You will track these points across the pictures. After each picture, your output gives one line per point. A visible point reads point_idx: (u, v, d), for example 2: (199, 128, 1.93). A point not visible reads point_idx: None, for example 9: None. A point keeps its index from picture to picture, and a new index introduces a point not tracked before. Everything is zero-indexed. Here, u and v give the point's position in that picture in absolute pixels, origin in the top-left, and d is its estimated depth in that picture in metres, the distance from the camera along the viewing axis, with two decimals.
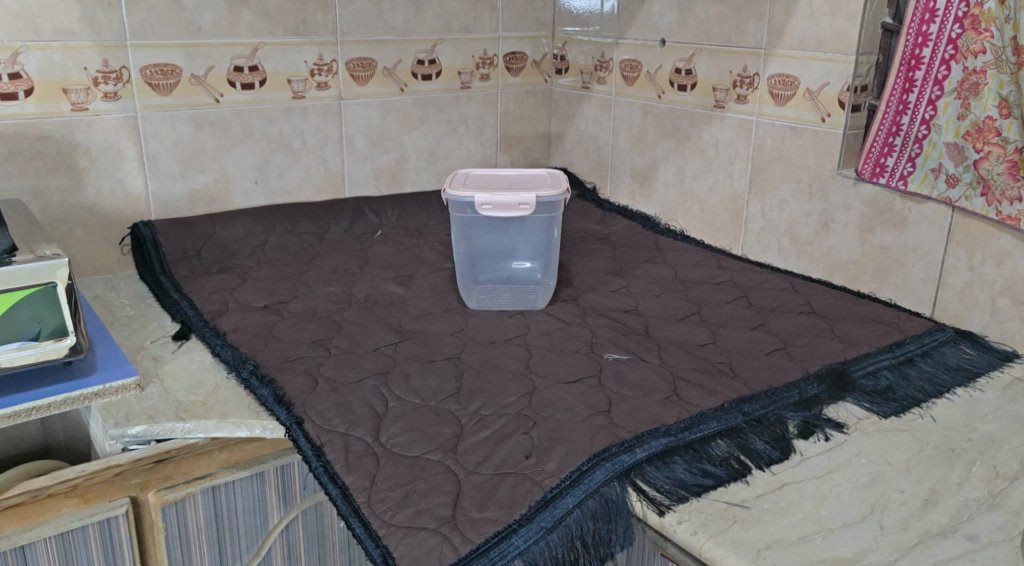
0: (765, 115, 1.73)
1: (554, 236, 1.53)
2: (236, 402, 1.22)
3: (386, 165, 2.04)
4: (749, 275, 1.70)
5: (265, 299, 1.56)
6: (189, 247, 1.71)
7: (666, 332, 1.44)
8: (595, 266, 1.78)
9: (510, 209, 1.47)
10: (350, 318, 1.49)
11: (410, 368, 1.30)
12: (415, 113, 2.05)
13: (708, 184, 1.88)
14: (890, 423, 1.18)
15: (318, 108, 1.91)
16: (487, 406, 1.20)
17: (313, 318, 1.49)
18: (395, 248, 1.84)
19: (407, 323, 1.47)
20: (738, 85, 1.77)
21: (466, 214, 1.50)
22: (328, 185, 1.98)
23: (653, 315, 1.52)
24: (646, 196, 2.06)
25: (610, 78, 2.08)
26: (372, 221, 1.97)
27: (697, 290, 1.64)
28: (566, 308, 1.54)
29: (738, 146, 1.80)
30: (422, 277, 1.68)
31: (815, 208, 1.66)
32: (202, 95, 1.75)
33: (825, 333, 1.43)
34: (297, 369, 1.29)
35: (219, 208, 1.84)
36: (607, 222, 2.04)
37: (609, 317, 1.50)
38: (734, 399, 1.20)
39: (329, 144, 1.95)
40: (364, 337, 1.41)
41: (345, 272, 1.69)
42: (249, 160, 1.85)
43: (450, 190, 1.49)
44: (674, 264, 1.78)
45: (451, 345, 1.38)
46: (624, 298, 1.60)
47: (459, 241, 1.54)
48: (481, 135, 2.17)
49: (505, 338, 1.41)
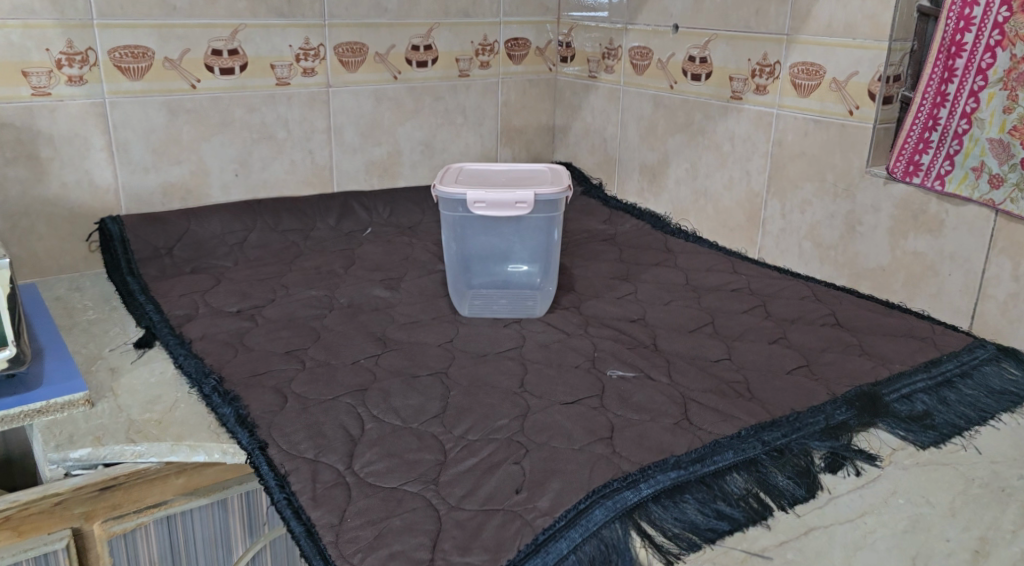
0: (787, 107, 1.59)
1: (555, 237, 1.40)
2: (195, 423, 1.09)
3: (378, 158, 1.91)
4: (767, 282, 1.56)
5: (238, 303, 1.43)
6: (160, 245, 1.58)
7: (676, 346, 1.30)
8: (598, 270, 1.65)
9: (506, 208, 1.33)
10: (330, 326, 1.36)
11: (391, 385, 1.17)
12: (409, 102, 1.91)
13: (722, 182, 1.75)
14: (930, 455, 1.05)
15: (304, 95, 1.78)
16: (474, 430, 1.07)
17: (288, 326, 1.36)
18: (385, 248, 1.71)
19: (391, 332, 1.34)
20: (757, 74, 1.63)
21: (458, 212, 1.36)
22: (315, 179, 1.85)
23: (662, 326, 1.39)
24: (655, 193, 1.92)
25: (619, 67, 1.94)
26: (362, 219, 1.84)
27: (709, 298, 1.50)
28: (566, 317, 1.41)
29: (756, 140, 1.66)
30: (411, 281, 1.55)
31: (841, 209, 1.52)
32: (177, 80, 1.63)
33: (852, 350, 1.29)
34: (265, 384, 1.16)
35: (196, 202, 1.72)
36: (613, 223, 1.91)
37: (613, 328, 1.37)
38: (753, 425, 1.06)
39: (315, 135, 1.82)
40: (343, 348, 1.28)
41: (329, 274, 1.57)
42: (229, 151, 1.72)
43: (440, 186, 1.35)
44: (685, 268, 1.65)
45: (437, 358, 1.25)
46: (629, 306, 1.46)
47: (450, 243, 1.40)
48: (480, 126, 2.04)
49: (498, 350, 1.28)
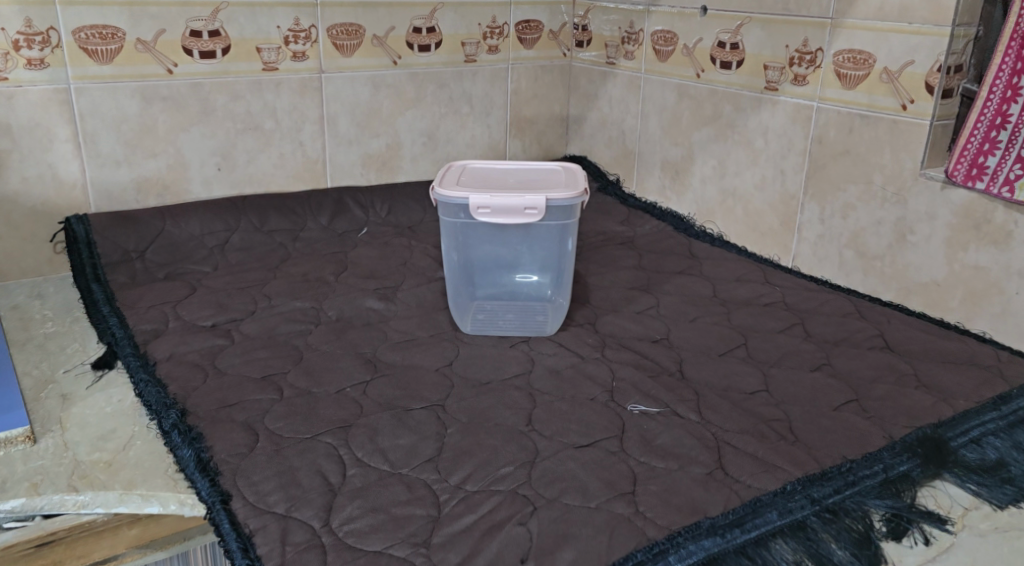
0: (829, 100, 1.42)
1: (569, 247, 1.23)
2: (150, 466, 0.94)
3: (376, 151, 1.75)
4: (803, 297, 1.40)
5: (213, 316, 1.28)
6: (131, 249, 1.43)
7: (705, 374, 1.15)
8: (615, 280, 1.49)
9: (513, 215, 1.17)
10: (314, 345, 1.21)
11: (379, 420, 1.02)
12: (410, 90, 1.75)
13: (754, 181, 1.58)
14: (1010, 518, 0.89)
15: (294, 82, 1.62)
16: (474, 480, 0.92)
17: (268, 344, 1.21)
18: (382, 251, 1.56)
19: (382, 353, 1.19)
20: (796, 63, 1.46)
21: (459, 219, 1.20)
22: (306, 174, 1.69)
23: (688, 349, 1.23)
24: (679, 192, 1.76)
25: (639, 52, 1.77)
26: (358, 217, 1.69)
27: (740, 315, 1.34)
28: (580, 336, 1.25)
29: (793, 136, 1.49)
30: (408, 290, 1.40)
31: (890, 215, 1.36)
32: (151, 64, 1.47)
33: (907, 380, 1.13)
34: (235, 419, 1.01)
35: (174, 199, 1.56)
36: (631, 224, 1.75)
37: (632, 351, 1.21)
38: (799, 478, 0.91)
39: (307, 126, 1.66)
40: (328, 372, 1.13)
41: (318, 282, 1.41)
42: (210, 143, 1.56)
43: (439, 189, 1.19)
44: (711, 279, 1.49)
45: (433, 386, 1.09)
46: (652, 324, 1.31)
47: (450, 252, 1.24)
48: (488, 116, 1.87)
49: (503, 378, 1.13)
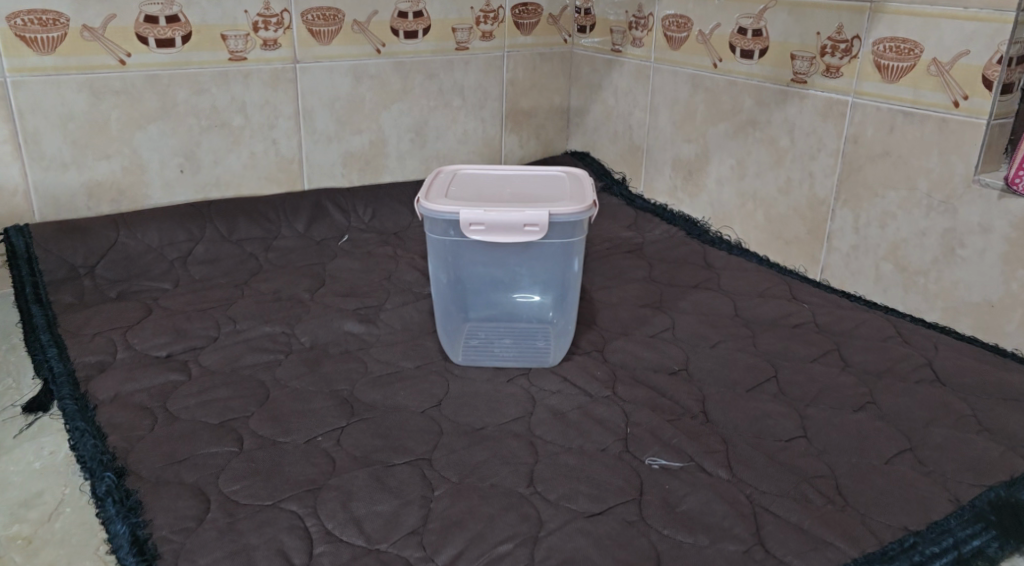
0: (866, 94, 1.26)
1: (574, 267, 1.07)
2: (76, 545, 0.79)
3: (358, 149, 1.59)
4: (837, 316, 1.25)
5: (168, 345, 1.12)
6: (78, 264, 1.27)
7: (733, 415, 0.99)
8: (624, 296, 1.33)
9: (511, 233, 1.01)
10: (283, 380, 1.05)
11: (354, 481, 0.86)
12: (395, 81, 1.58)
13: (777, 184, 1.42)
14: None
15: (265, 73, 1.45)
16: (467, 560, 0.77)
17: (229, 380, 1.05)
18: (364, 263, 1.40)
19: (361, 390, 1.03)
20: (828, 52, 1.29)
21: (449, 237, 1.04)
22: (280, 175, 1.53)
23: (711, 382, 1.07)
24: (692, 194, 1.60)
25: (649, 39, 1.60)
26: (339, 223, 1.53)
27: (766, 339, 1.19)
28: (587, 367, 1.09)
29: (823, 135, 1.33)
30: (392, 311, 1.25)
31: (936, 226, 1.21)
32: (101, 54, 1.30)
33: (965, 424, 0.99)
34: (183, 481, 0.85)
35: (131, 204, 1.39)
36: (639, 230, 1.59)
37: (647, 385, 1.05)
38: (857, 559, 0.77)
39: (281, 122, 1.49)
40: (296, 417, 0.97)
41: (292, 302, 1.25)
42: (170, 142, 1.40)
43: (425, 202, 1.03)
44: (732, 294, 1.34)
45: (419, 435, 0.94)
46: (668, 350, 1.15)
47: (438, 272, 1.08)
48: (481, 109, 1.70)
49: (499, 422, 0.97)
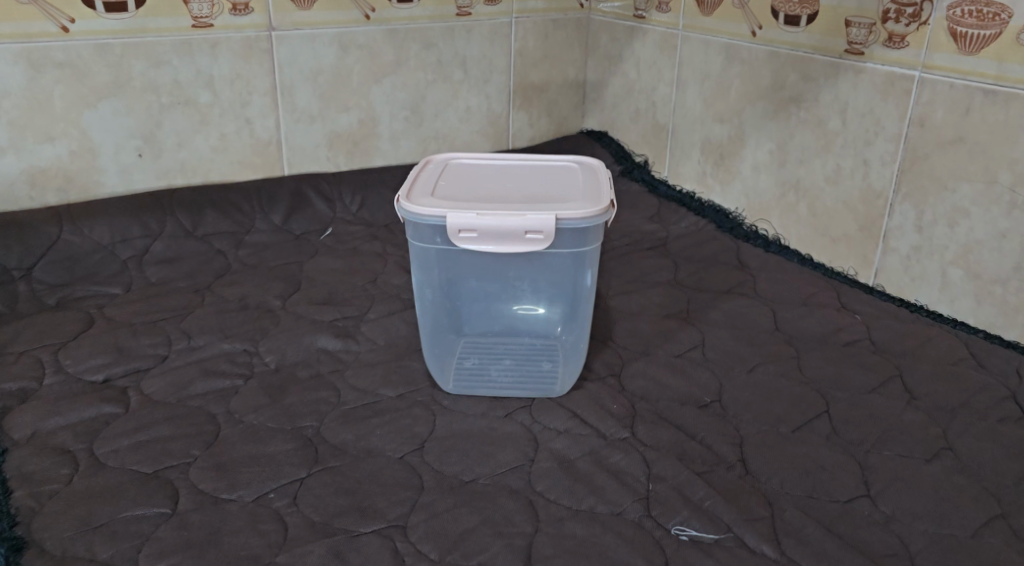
0: (938, 68, 1.05)
1: (587, 281, 0.88)
2: None
3: (345, 129, 1.41)
4: (897, 331, 1.06)
5: (107, 367, 0.95)
6: (12, 267, 1.10)
7: (779, 465, 0.81)
8: (645, 305, 1.15)
9: (510, 241, 0.82)
10: (237, 414, 0.88)
11: (309, 558, 0.69)
12: (387, 52, 1.39)
13: (825, 173, 1.23)
14: None
15: (236, 42, 1.26)
16: None
17: (174, 413, 0.88)
18: (347, 263, 1.23)
19: (329, 428, 0.86)
20: (892, 17, 1.09)
21: (435, 244, 0.85)
22: (256, 160, 1.35)
23: (751, 417, 0.89)
24: (724, 181, 1.41)
25: (677, 3, 1.40)
26: (322, 214, 1.36)
27: (814, 362, 1.00)
28: (601, 398, 0.91)
29: (883, 116, 1.13)
30: (375, 324, 1.07)
31: (1019, 227, 1.01)
32: (39, 20, 1.12)
33: None
34: (95, 557, 0.68)
35: (81, 194, 1.22)
36: (662, 223, 1.40)
37: (673, 424, 0.87)
38: None
39: (255, 98, 1.31)
40: (247, 465, 0.80)
41: (259, 312, 1.08)
42: (126, 122, 1.22)
43: (407, 202, 0.84)
44: (772, 303, 1.15)
45: (394, 492, 0.77)
46: (698, 375, 0.97)
47: (422, 288, 0.89)
48: (486, 84, 1.51)
49: (493, 473, 0.80)
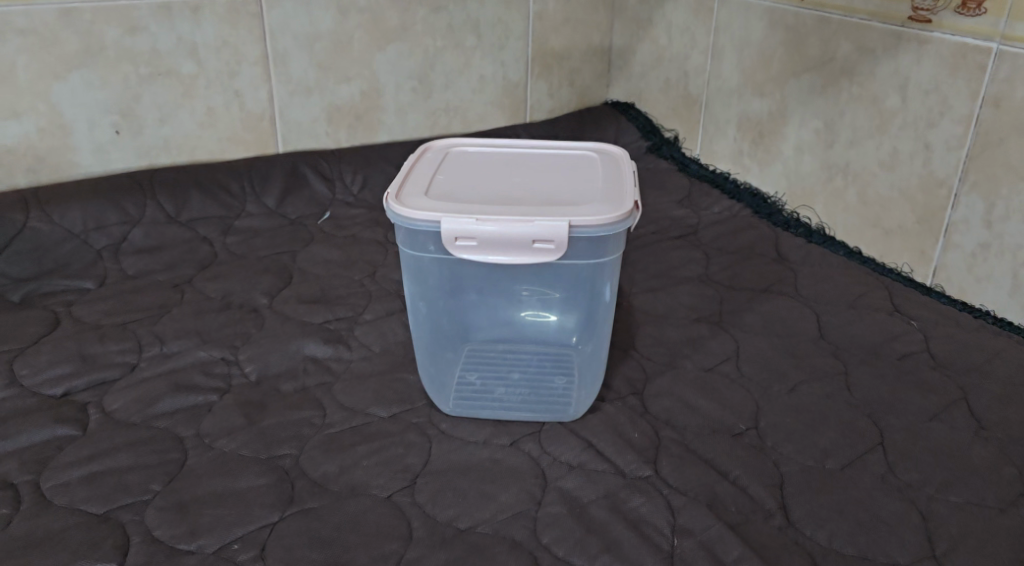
0: (1020, 40, 0.91)
1: (606, 295, 0.77)
2: None
3: (346, 101, 1.28)
4: (962, 342, 0.93)
5: (67, 378, 0.85)
6: None
7: (828, 515, 0.70)
8: (674, 305, 1.03)
9: (516, 251, 0.70)
10: (208, 438, 0.78)
11: None
12: (391, 16, 1.26)
13: (879, 157, 1.08)
14: None
15: (221, 6, 1.14)
16: None
17: (136, 438, 0.78)
18: (345, 253, 1.12)
19: (310, 457, 0.76)
20: None
21: (429, 252, 0.74)
22: (248, 136, 1.23)
23: (794, 449, 0.77)
24: (762, 162, 1.27)
25: None
26: (320, 196, 1.24)
27: (866, 380, 0.88)
28: (620, 424, 0.80)
29: (950, 94, 0.98)
30: (370, 327, 0.96)
31: None
32: None
33: None
34: None
35: (54, 175, 1.12)
36: (692, 208, 1.27)
37: (703, 458, 0.76)
38: None
39: (245, 68, 1.19)
40: (212, 506, 0.70)
41: (243, 312, 0.98)
42: (100, 96, 1.11)
43: (397, 203, 0.72)
44: (815, 304, 1.03)
45: (378, 544, 0.67)
46: (733, 395, 0.85)
47: (414, 300, 0.78)
48: (501, 51, 1.37)
49: (492, 519, 0.69)
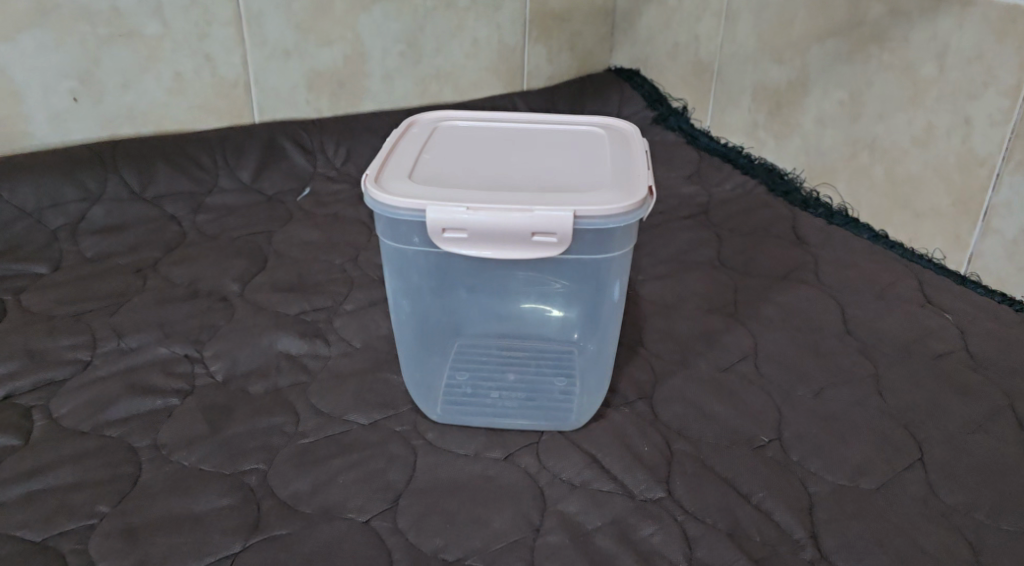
0: None
1: (615, 292, 0.67)
2: None
3: (328, 66, 1.18)
4: (1003, 340, 0.85)
5: (10, 378, 0.76)
6: None
7: (865, 548, 0.62)
8: (685, 294, 0.94)
9: (513, 244, 0.61)
10: (166, 449, 0.70)
11: None
12: None
13: (911, 132, 0.99)
14: None
15: None
16: None
17: (84, 449, 0.69)
18: (325, 234, 1.02)
19: (280, 473, 0.68)
20: None
21: (414, 244, 0.65)
22: (220, 104, 1.13)
23: (823, 466, 0.69)
24: (779, 135, 1.17)
25: None
26: (299, 169, 1.14)
27: (900, 383, 0.79)
28: (628, 435, 0.72)
29: (996, 64, 0.89)
30: (351, 319, 0.87)
31: None
32: None
33: None
34: None
35: (5, 146, 1.02)
36: (703, 185, 1.18)
37: (722, 477, 0.68)
38: None
39: (216, 29, 1.08)
40: (167, 533, 0.62)
41: (211, 301, 0.89)
42: (54, 60, 1.00)
43: (376, 188, 0.63)
44: (840, 293, 0.94)
45: None
46: (753, 399, 0.77)
47: (397, 297, 0.69)
48: (497, 12, 1.26)
49: (484, 550, 0.61)
